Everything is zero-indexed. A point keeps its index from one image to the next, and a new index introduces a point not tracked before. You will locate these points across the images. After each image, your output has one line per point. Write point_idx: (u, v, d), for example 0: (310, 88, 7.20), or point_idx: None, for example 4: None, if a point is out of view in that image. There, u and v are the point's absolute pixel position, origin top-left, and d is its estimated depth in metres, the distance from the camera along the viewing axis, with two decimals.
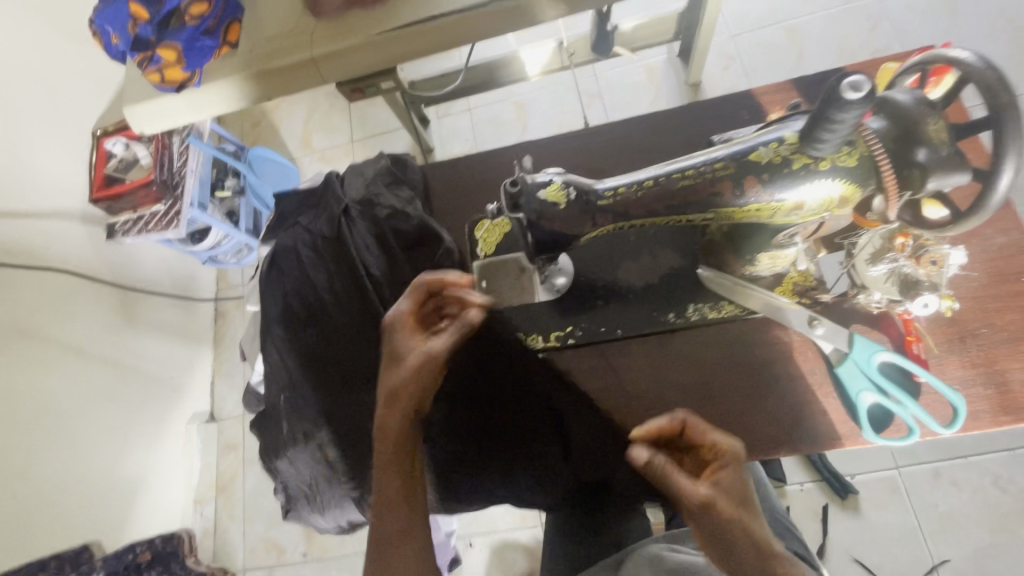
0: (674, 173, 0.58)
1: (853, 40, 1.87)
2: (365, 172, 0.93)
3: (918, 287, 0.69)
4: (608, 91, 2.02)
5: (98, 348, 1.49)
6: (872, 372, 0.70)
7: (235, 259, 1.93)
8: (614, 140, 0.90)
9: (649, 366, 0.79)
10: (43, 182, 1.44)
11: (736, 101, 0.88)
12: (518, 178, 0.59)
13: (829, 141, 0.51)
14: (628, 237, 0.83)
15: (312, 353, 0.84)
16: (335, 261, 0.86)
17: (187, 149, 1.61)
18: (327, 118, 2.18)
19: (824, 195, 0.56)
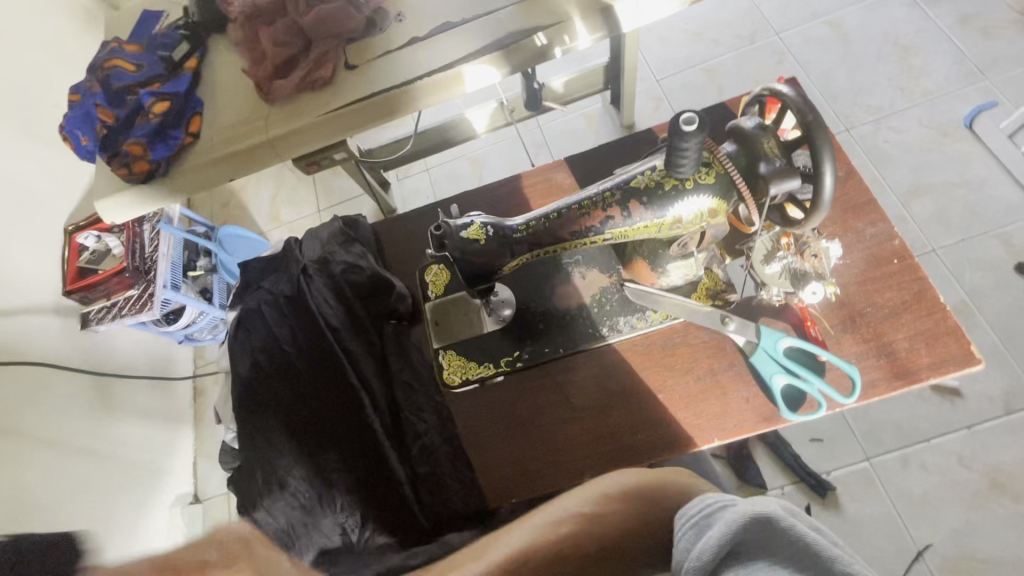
0: (572, 205, 0.69)
1: (763, 72, 2.09)
2: (320, 234, 1.02)
3: (807, 278, 0.80)
4: (553, 139, 2.19)
5: (75, 436, 1.50)
6: (779, 356, 0.79)
7: (211, 335, 1.98)
8: (540, 182, 1.01)
9: (590, 378, 0.87)
10: (17, 281, 1.50)
11: (641, 138, 1.01)
12: (442, 223, 0.68)
13: (685, 165, 0.62)
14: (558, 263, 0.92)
15: (284, 404, 0.90)
16: (300, 318, 0.94)
17: (158, 234, 1.71)
18: (293, 191, 2.30)
19: (696, 210, 0.67)
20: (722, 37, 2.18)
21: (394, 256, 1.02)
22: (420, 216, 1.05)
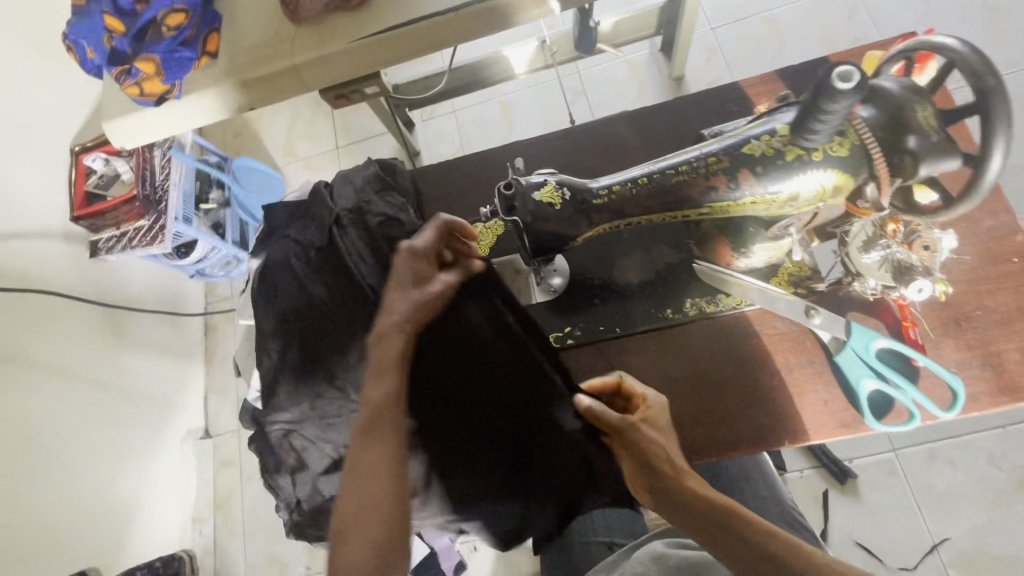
0: (668, 169, 0.58)
1: (831, 28, 1.89)
2: (354, 178, 0.91)
3: (913, 272, 0.69)
4: (593, 87, 2.02)
5: (86, 369, 1.46)
6: (870, 359, 0.71)
7: (223, 272, 1.90)
8: (604, 138, 0.90)
9: (649, 363, 0.79)
10: (21, 202, 1.40)
11: (723, 93, 0.88)
12: (511, 181, 0.58)
13: (820, 131, 0.51)
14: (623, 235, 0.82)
15: (307, 366, 0.80)
16: (328, 270, 0.83)
17: (170, 162, 1.59)
18: (311, 125, 2.15)
19: (817, 185, 0.56)
20: None
21: (435, 210, 0.93)
22: (466, 167, 0.94)
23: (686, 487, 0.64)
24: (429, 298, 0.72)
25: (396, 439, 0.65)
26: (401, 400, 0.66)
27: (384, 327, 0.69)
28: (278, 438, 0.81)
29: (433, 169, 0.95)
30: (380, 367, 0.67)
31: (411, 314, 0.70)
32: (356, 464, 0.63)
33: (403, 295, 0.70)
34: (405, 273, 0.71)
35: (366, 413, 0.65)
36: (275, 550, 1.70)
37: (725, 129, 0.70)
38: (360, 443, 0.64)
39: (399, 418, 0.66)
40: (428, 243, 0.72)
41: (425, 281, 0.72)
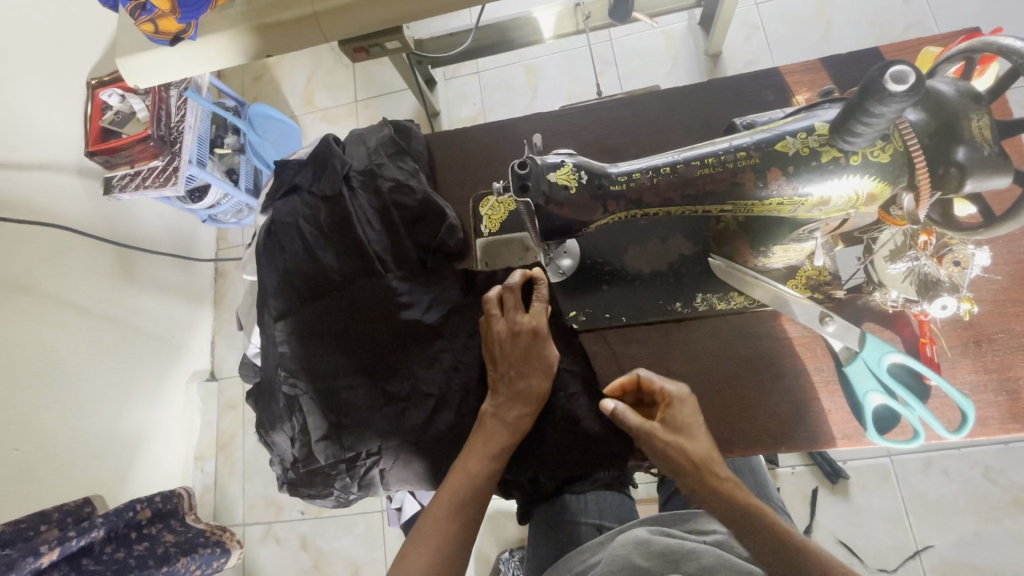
0: (694, 160, 0.55)
1: (885, 13, 1.78)
2: (367, 139, 0.88)
3: (939, 288, 0.66)
4: (624, 58, 1.93)
5: (97, 305, 1.48)
6: (880, 373, 0.68)
7: (235, 219, 1.89)
8: (633, 116, 0.86)
9: (651, 357, 0.78)
10: (37, 133, 1.39)
11: (762, 79, 0.83)
12: (527, 160, 0.54)
13: (865, 135, 0.47)
14: (639, 223, 0.80)
15: (311, 330, 0.80)
16: (337, 233, 0.82)
17: (185, 103, 1.57)
18: (331, 75, 2.10)
19: (850, 191, 0.52)
20: None
21: (448, 178, 0.90)
22: (484, 137, 0.91)
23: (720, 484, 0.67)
24: (532, 387, 0.73)
25: (475, 520, 0.68)
26: (491, 484, 0.70)
27: (497, 415, 0.72)
28: (281, 401, 0.80)
29: (450, 136, 0.92)
30: (484, 450, 0.70)
31: (525, 407, 0.72)
32: (432, 538, 0.66)
33: (521, 382, 0.72)
34: (524, 361, 0.73)
35: (459, 489, 0.68)
36: (272, 494, 1.77)
37: (757, 120, 0.67)
38: (442, 517, 0.67)
39: (484, 501, 0.69)
40: (534, 328, 0.74)
41: (541, 372, 0.74)
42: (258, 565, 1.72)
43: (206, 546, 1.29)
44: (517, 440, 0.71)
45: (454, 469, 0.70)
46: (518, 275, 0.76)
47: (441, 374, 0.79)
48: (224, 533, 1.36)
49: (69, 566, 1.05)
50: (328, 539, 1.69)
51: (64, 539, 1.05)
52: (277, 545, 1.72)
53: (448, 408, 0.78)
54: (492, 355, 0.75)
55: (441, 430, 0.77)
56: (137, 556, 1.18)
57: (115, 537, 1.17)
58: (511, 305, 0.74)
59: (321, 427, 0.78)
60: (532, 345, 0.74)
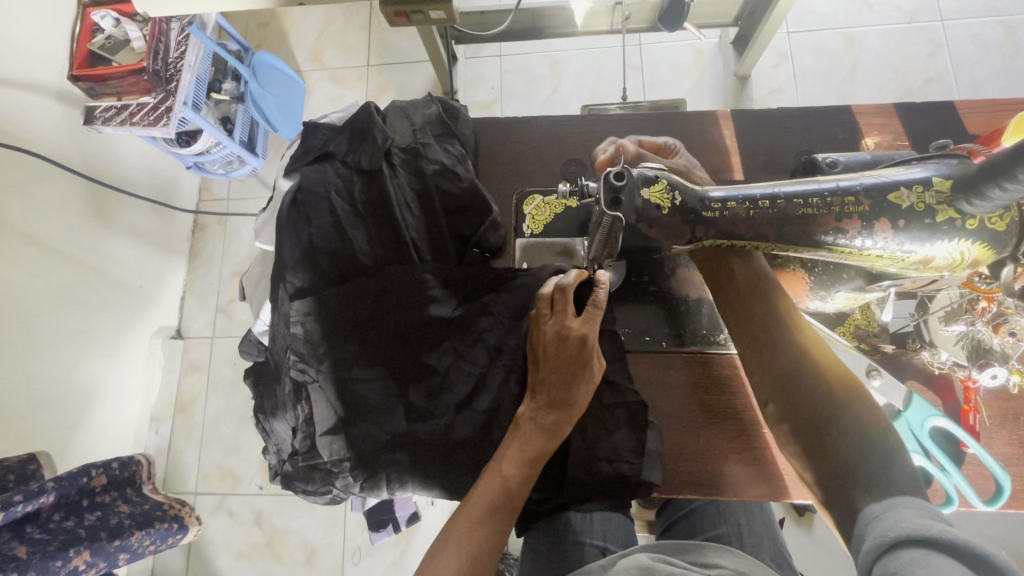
0: (797, 198, 0.51)
1: (910, 62, 1.80)
2: (412, 115, 0.82)
3: (990, 356, 0.66)
4: (650, 65, 1.89)
5: (62, 244, 1.34)
6: (922, 435, 0.67)
7: (223, 170, 1.74)
8: (690, 133, 0.82)
9: (689, 385, 0.76)
10: (17, 46, 1.25)
11: (829, 115, 0.80)
12: (624, 170, 0.50)
13: (994, 201, 0.45)
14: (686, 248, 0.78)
15: (329, 312, 0.73)
16: (372, 214, 0.75)
17: (187, 39, 1.43)
18: (344, 34, 1.98)
19: (953, 254, 0.50)
20: (879, 3, 1.85)
21: (491, 168, 0.84)
22: (532, 130, 0.85)
23: (844, 422, 0.55)
24: (567, 393, 0.68)
25: (505, 528, 0.65)
26: (524, 491, 0.67)
27: (534, 419, 0.68)
28: (287, 384, 0.74)
29: (498, 123, 0.86)
30: (519, 455, 0.67)
31: (562, 415, 0.68)
32: (460, 541, 0.63)
33: (560, 391, 0.68)
34: (568, 368, 0.68)
35: (490, 494, 0.65)
36: (230, 465, 1.68)
37: (840, 160, 0.64)
38: (472, 521, 0.64)
39: (514, 508, 0.66)
40: (577, 329, 0.68)
41: (582, 383, 0.69)
42: (206, 538, 1.62)
43: (163, 521, 1.20)
44: (554, 448, 0.68)
45: (488, 470, 0.67)
46: (574, 273, 0.71)
47: (469, 375, 0.74)
48: (183, 507, 1.27)
49: (8, 533, 0.95)
50: (286, 518, 1.62)
51: (8, 503, 0.94)
52: (230, 519, 1.64)
53: (473, 413, 0.72)
54: (535, 355, 0.70)
55: (458, 433, 0.72)
56: (87, 527, 1.08)
57: (64, 504, 1.07)
58: (561, 307, 0.70)
59: (329, 414, 0.73)
60: (577, 350, 0.68)
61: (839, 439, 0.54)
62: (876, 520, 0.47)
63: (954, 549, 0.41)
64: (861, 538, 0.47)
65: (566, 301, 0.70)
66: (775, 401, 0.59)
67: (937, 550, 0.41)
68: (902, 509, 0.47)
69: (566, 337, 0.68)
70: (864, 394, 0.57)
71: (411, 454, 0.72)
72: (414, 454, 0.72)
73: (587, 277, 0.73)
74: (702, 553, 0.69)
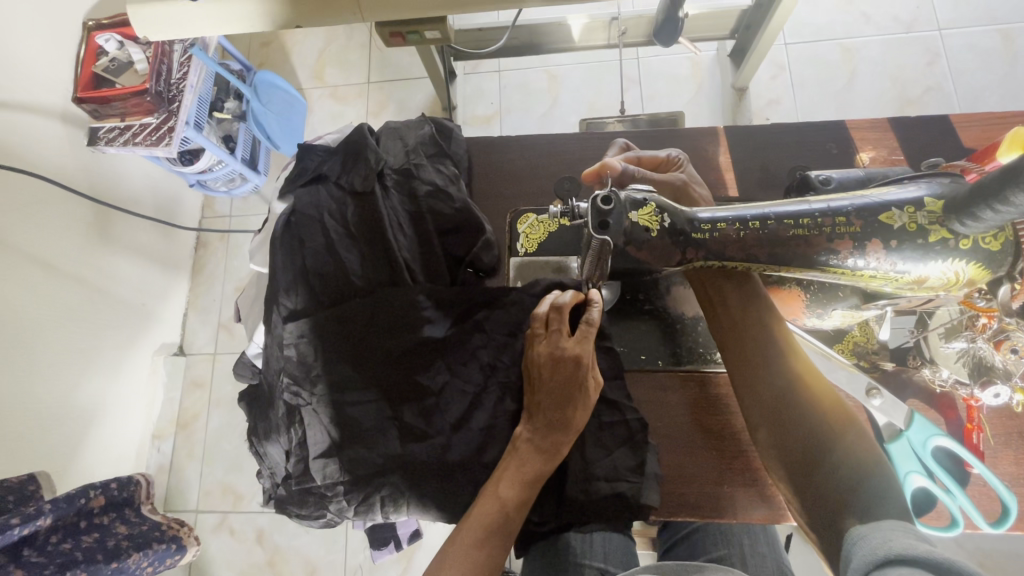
0: (787, 219, 0.51)
1: (909, 71, 1.80)
2: (405, 135, 0.82)
3: (992, 375, 0.64)
4: (648, 78, 1.90)
5: (65, 265, 1.36)
6: (925, 455, 0.65)
7: (225, 188, 1.77)
8: (685, 150, 0.82)
9: (686, 403, 0.75)
10: (23, 71, 1.27)
11: (824, 129, 0.80)
12: (611, 194, 0.50)
13: (985, 221, 0.44)
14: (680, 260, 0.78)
15: (325, 334, 0.73)
16: (367, 236, 0.75)
17: (190, 60, 1.45)
18: (345, 52, 2.00)
19: (949, 274, 0.49)
20: (876, 13, 1.86)
21: (485, 187, 0.84)
22: (527, 149, 0.85)
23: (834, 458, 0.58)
24: (564, 414, 0.67)
25: (503, 550, 0.65)
26: (522, 512, 0.67)
27: (532, 441, 0.67)
28: (282, 406, 0.74)
29: (492, 141, 0.86)
30: (516, 477, 0.66)
31: (558, 436, 0.67)
32: (460, 565, 0.63)
33: (556, 412, 0.67)
34: (564, 390, 0.67)
35: (487, 517, 0.65)
36: (231, 483, 1.67)
37: (833, 177, 0.64)
38: (470, 543, 0.64)
39: (512, 529, 0.66)
40: (572, 349, 0.67)
41: (577, 405, 0.68)
42: (207, 557, 1.61)
43: (162, 542, 1.19)
44: (552, 469, 0.68)
45: (485, 492, 0.67)
46: (569, 293, 0.70)
47: (463, 397, 0.73)
48: (182, 527, 1.26)
49: (6, 556, 0.95)
50: (287, 537, 1.61)
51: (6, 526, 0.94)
52: (230, 538, 1.63)
53: (469, 434, 0.72)
54: (531, 379, 0.70)
55: (454, 454, 0.71)
56: (85, 549, 1.07)
57: (62, 526, 1.06)
58: (555, 326, 0.69)
59: (324, 437, 0.72)
60: (573, 370, 0.67)
61: (833, 474, 0.57)
62: (862, 541, 0.50)
63: (929, 562, 0.43)
64: (849, 559, 0.50)
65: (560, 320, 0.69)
66: (769, 431, 0.61)
67: (912, 565, 0.44)
68: (885, 529, 0.50)
69: (561, 358, 0.67)
70: (852, 426, 0.60)
71: (406, 477, 0.71)
72: (409, 476, 0.71)
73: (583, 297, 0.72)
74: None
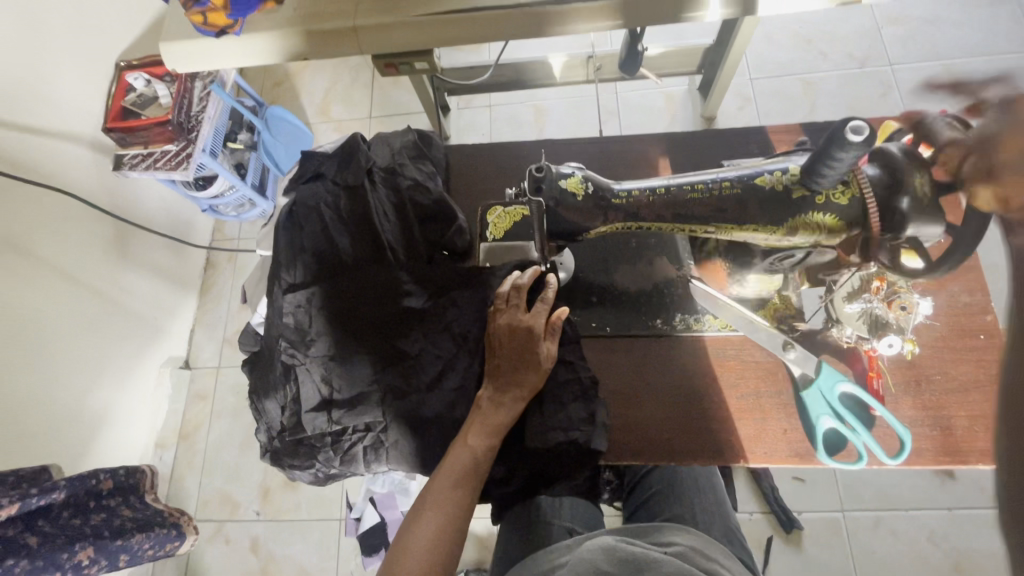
0: (686, 186, 0.65)
1: (864, 101, 1.98)
2: (392, 142, 0.97)
3: (886, 328, 0.75)
4: (626, 111, 2.08)
5: (85, 276, 1.49)
6: (833, 400, 0.76)
7: (235, 213, 1.92)
8: (632, 155, 0.96)
9: (631, 366, 0.85)
10: (61, 104, 1.45)
11: (749, 135, 0.94)
12: (544, 165, 0.64)
13: (828, 176, 0.57)
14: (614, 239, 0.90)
15: (321, 305, 0.85)
16: (358, 223, 0.88)
17: (209, 96, 1.62)
18: (349, 90, 2.20)
19: (814, 227, 0.62)
20: (832, 52, 2.05)
21: (460, 186, 0.98)
22: (496, 155, 0.99)
23: None
24: (524, 376, 0.78)
25: (476, 491, 0.75)
26: (490, 458, 0.76)
27: (493, 399, 0.78)
28: (283, 369, 0.85)
29: (467, 149, 1.01)
30: (483, 428, 0.76)
31: (517, 394, 0.77)
32: (439, 505, 0.73)
33: (514, 373, 0.78)
34: (520, 356, 0.78)
35: (460, 461, 0.75)
36: (229, 491, 1.74)
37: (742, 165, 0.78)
38: (447, 486, 0.74)
39: (482, 473, 0.76)
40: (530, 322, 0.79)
41: (532, 369, 0.78)
42: (203, 563, 1.67)
43: (163, 527, 1.28)
44: (511, 422, 0.77)
45: (458, 444, 0.77)
46: (529, 272, 0.82)
47: (436, 359, 0.84)
48: (182, 516, 1.34)
49: (22, 524, 1.03)
50: (281, 543, 1.66)
51: (26, 495, 1.04)
52: (226, 545, 1.68)
53: (442, 389, 0.83)
54: (491, 347, 0.81)
55: (428, 409, 0.82)
56: (93, 526, 1.15)
57: (74, 503, 1.15)
58: (514, 302, 0.81)
59: (318, 394, 0.83)
60: (530, 339, 0.78)
61: None
62: None
63: None
64: None
65: (519, 298, 0.81)
66: None
67: None
68: None
69: (520, 329, 0.79)
70: None
71: (387, 426, 0.82)
72: (390, 427, 0.82)
73: (540, 274, 0.85)
74: (659, 533, 0.75)
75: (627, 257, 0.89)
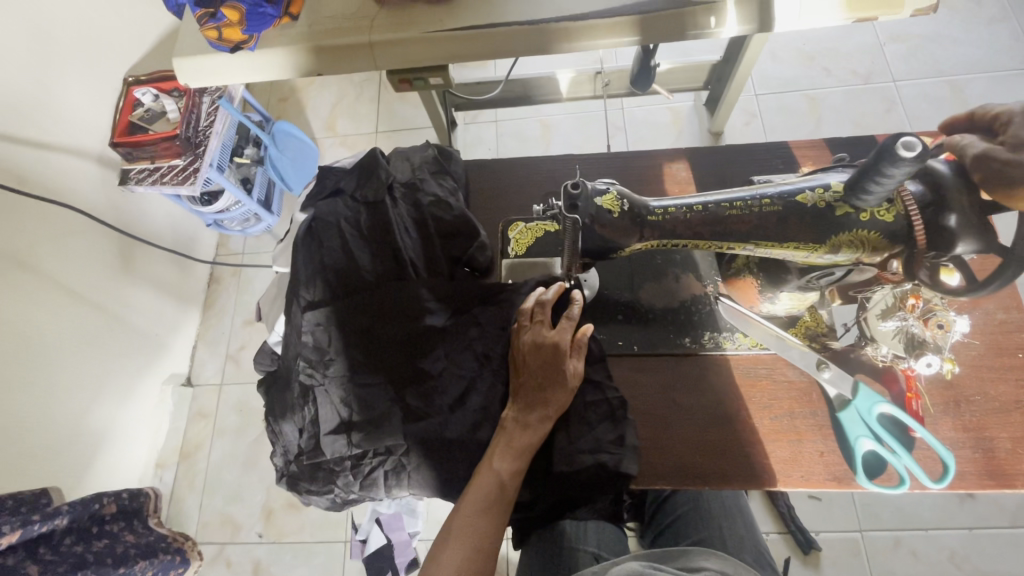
0: (724, 203, 0.64)
1: (869, 116, 1.99)
2: (412, 157, 0.95)
3: (924, 347, 0.73)
4: (632, 126, 2.08)
5: (89, 292, 1.46)
6: (871, 421, 0.74)
7: (240, 227, 1.90)
8: (654, 169, 0.94)
9: (658, 386, 0.83)
10: (67, 119, 1.43)
11: (772, 150, 0.93)
12: (580, 182, 0.61)
13: (876, 193, 0.56)
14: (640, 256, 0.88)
15: (340, 324, 0.83)
16: (378, 240, 0.87)
17: (217, 110, 1.60)
18: (355, 105, 2.20)
19: (855, 244, 0.61)
20: (836, 68, 2.07)
21: (479, 201, 0.97)
22: (516, 169, 0.98)
23: None
24: (551, 394, 0.76)
25: (503, 519, 0.72)
26: (517, 484, 0.73)
27: (518, 419, 0.75)
28: (301, 390, 0.83)
29: (486, 163, 0.99)
30: (508, 450, 0.74)
31: (544, 413, 0.75)
32: (466, 535, 0.70)
33: (540, 393, 0.76)
34: (547, 374, 0.76)
35: (486, 487, 0.72)
36: (231, 513, 1.69)
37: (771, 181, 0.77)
38: (473, 514, 0.71)
39: (508, 501, 0.73)
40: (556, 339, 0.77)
41: (558, 386, 0.76)
42: None
43: (167, 553, 1.24)
44: (538, 444, 0.74)
45: (483, 469, 0.74)
46: (553, 288, 0.81)
47: (458, 379, 0.81)
48: (186, 540, 1.30)
49: (23, 552, 0.99)
50: (284, 567, 1.61)
51: (27, 522, 0.99)
52: (227, 569, 1.63)
53: (465, 410, 0.80)
54: (516, 364, 0.79)
55: (451, 430, 0.79)
56: (95, 553, 1.11)
57: (76, 529, 1.10)
58: (540, 318, 0.79)
59: (336, 416, 0.80)
60: (555, 355, 0.77)
61: None
62: None
63: None
64: None
65: (545, 314, 0.79)
66: None
67: None
68: None
69: (546, 346, 0.77)
70: None
71: (408, 451, 0.79)
72: (411, 451, 0.79)
73: (564, 290, 0.83)
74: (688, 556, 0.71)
75: (652, 273, 0.87)
